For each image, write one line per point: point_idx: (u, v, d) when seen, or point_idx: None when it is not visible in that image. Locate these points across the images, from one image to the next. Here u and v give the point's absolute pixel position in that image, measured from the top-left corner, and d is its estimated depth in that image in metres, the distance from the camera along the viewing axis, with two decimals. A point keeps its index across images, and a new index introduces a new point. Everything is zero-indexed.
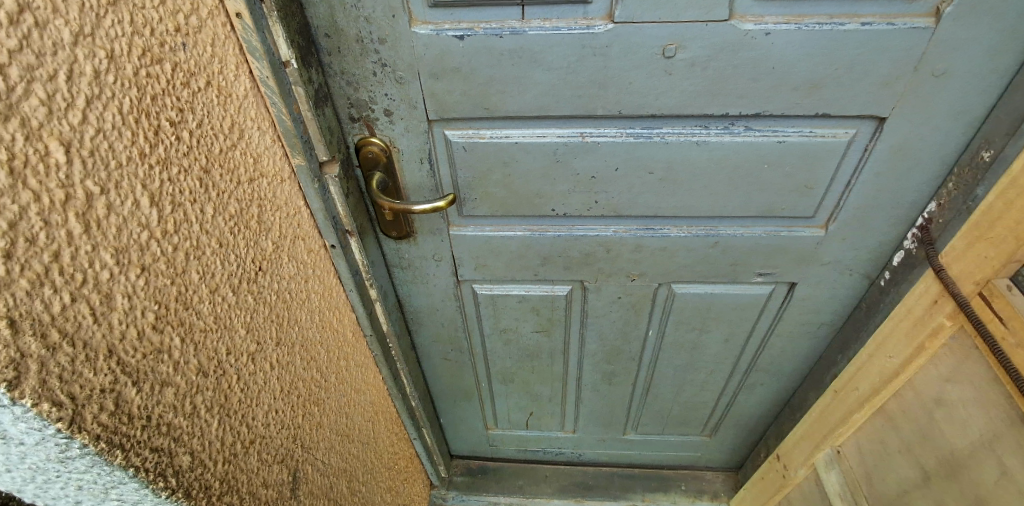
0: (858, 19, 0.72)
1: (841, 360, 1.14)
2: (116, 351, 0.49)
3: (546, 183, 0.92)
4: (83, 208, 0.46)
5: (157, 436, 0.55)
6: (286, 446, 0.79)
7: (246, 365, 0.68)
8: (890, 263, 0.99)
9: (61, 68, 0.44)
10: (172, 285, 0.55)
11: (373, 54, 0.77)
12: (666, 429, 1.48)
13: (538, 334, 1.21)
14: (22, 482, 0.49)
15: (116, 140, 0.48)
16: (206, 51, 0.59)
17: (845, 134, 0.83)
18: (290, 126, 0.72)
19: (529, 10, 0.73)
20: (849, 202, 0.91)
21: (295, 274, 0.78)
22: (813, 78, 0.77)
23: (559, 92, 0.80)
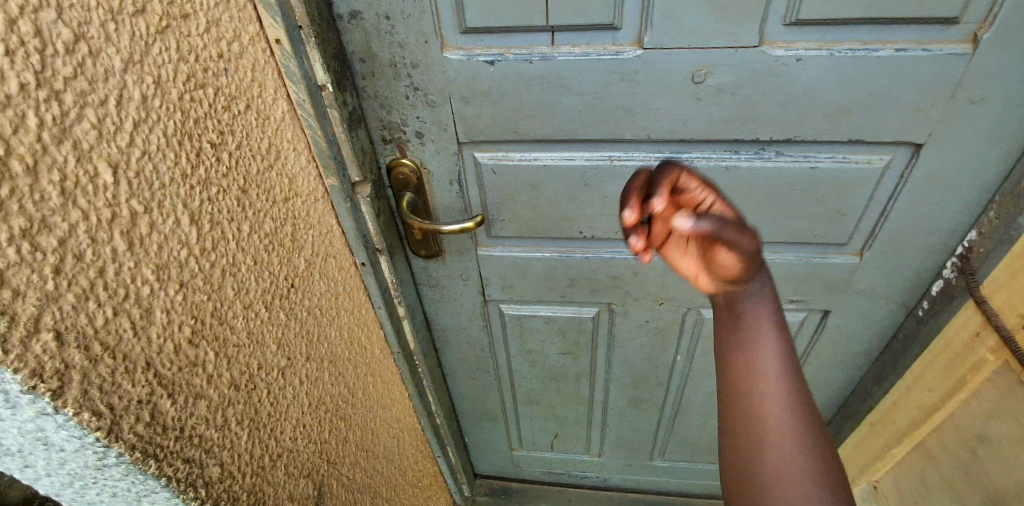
0: (891, 45, 0.71)
1: (877, 392, 1.10)
2: (153, 363, 0.51)
3: (573, 206, 0.92)
4: (127, 226, 0.48)
5: (189, 448, 0.56)
6: (313, 462, 0.80)
7: (277, 380, 0.70)
8: (928, 293, 0.95)
9: (112, 94, 0.46)
10: (208, 300, 0.57)
11: (406, 79, 0.79)
12: (694, 457, 1.45)
13: (564, 356, 1.21)
14: (60, 487, 0.51)
15: (160, 162, 0.51)
16: (247, 75, 0.62)
17: (879, 161, 0.82)
18: (324, 147, 0.75)
19: (558, 37, 0.75)
20: (884, 230, 0.89)
21: (325, 291, 0.80)
22: (844, 104, 0.77)
23: (587, 116, 0.81)
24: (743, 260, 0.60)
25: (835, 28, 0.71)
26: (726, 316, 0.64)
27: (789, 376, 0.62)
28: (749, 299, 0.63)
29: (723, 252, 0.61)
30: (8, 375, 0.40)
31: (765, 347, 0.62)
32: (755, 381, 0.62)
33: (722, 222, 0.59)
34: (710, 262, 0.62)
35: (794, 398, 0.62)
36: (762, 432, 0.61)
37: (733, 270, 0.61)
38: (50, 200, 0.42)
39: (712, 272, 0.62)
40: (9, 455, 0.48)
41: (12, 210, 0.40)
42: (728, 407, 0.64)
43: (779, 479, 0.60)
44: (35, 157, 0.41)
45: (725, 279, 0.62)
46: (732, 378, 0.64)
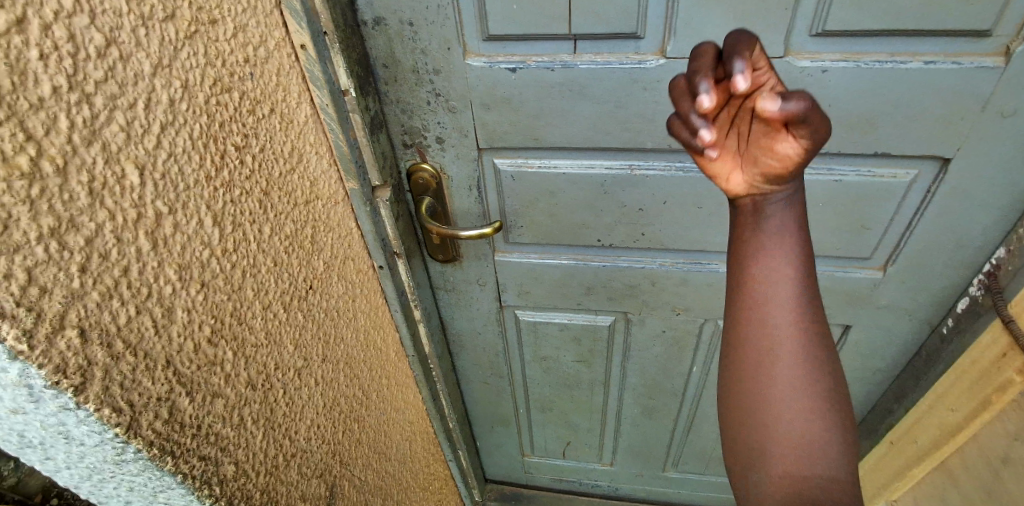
0: (920, 58, 0.70)
1: (898, 409, 1.08)
2: (173, 361, 0.52)
3: (592, 214, 0.92)
4: (152, 226, 0.49)
5: (206, 445, 0.57)
6: (325, 462, 0.80)
7: (293, 380, 0.70)
8: (953, 309, 0.94)
9: (141, 97, 0.47)
10: (228, 300, 0.58)
11: (428, 85, 0.80)
12: (708, 469, 1.44)
13: (578, 364, 1.21)
14: (79, 479, 0.52)
15: (185, 164, 0.51)
16: (272, 80, 0.63)
17: (905, 175, 0.80)
18: (345, 151, 0.76)
19: (580, 45, 0.75)
20: (909, 245, 0.88)
21: (343, 293, 0.81)
22: (870, 117, 0.75)
23: (608, 125, 0.81)
24: (801, 154, 0.53)
25: (861, 39, 0.70)
26: (749, 216, 0.61)
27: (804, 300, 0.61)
28: (777, 204, 0.59)
29: (780, 146, 0.54)
30: (32, 370, 0.41)
31: (783, 266, 0.60)
32: (770, 301, 0.61)
33: (801, 107, 0.48)
34: (761, 154, 0.56)
35: (807, 325, 0.61)
36: (776, 356, 0.61)
37: (782, 169, 0.55)
38: (78, 200, 0.43)
39: (758, 162, 0.57)
40: (32, 448, 0.48)
41: (42, 210, 0.40)
42: (739, 327, 0.63)
43: (787, 399, 0.60)
44: (65, 159, 0.41)
45: (768, 174, 0.57)
46: (748, 298, 0.62)
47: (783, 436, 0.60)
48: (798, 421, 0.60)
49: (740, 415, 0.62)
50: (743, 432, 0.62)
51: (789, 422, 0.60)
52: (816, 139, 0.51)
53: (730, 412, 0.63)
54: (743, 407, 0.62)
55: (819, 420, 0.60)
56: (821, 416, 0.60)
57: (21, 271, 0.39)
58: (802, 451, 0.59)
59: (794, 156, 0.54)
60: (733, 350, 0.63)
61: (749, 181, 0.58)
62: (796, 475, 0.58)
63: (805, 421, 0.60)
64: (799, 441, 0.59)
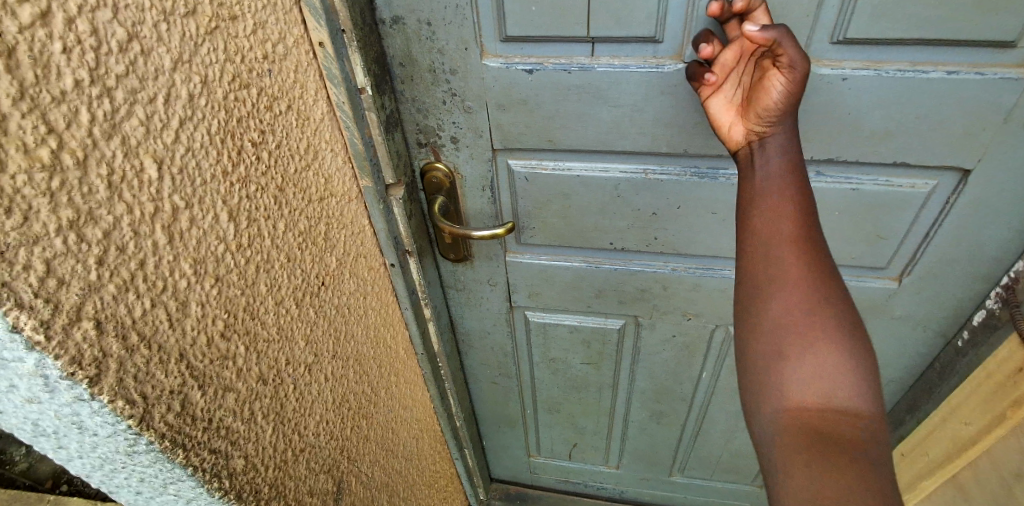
0: (942, 68, 0.69)
1: (910, 421, 1.07)
2: (186, 355, 0.52)
3: (605, 217, 0.92)
4: (169, 220, 0.49)
5: (216, 439, 0.57)
6: (333, 458, 0.81)
7: (303, 376, 0.71)
8: (969, 322, 0.92)
9: (161, 92, 0.47)
10: (241, 295, 0.58)
11: (444, 84, 0.80)
12: (714, 475, 1.43)
13: (587, 366, 1.20)
14: (91, 469, 0.52)
15: (202, 159, 0.52)
16: (290, 77, 0.63)
17: (924, 186, 0.79)
18: (360, 149, 0.76)
19: (598, 48, 0.74)
20: (926, 256, 0.87)
21: (354, 290, 0.81)
22: (889, 126, 0.75)
23: (623, 128, 0.80)
24: (785, 87, 0.62)
25: (883, 48, 0.69)
26: (747, 162, 0.68)
27: (808, 242, 0.63)
28: (774, 144, 0.66)
29: (768, 82, 0.64)
30: (49, 361, 0.41)
31: (784, 208, 0.64)
32: (774, 243, 0.64)
33: (774, 32, 0.60)
34: (754, 95, 0.65)
35: (813, 266, 0.62)
36: (783, 293, 0.62)
37: (769, 103, 0.64)
38: (97, 193, 0.43)
39: (751, 105, 0.66)
40: (45, 437, 0.49)
41: (62, 202, 0.41)
42: (749, 269, 0.65)
43: (796, 334, 0.60)
44: (85, 152, 0.42)
45: (758, 112, 0.65)
46: (753, 242, 0.65)
47: (795, 374, 0.60)
48: (810, 356, 0.60)
49: (751, 356, 0.63)
50: (757, 374, 0.62)
51: (800, 358, 0.60)
52: (793, 66, 0.60)
53: (744, 355, 0.64)
54: (753, 346, 0.63)
55: (832, 355, 0.59)
56: (833, 351, 0.59)
57: (40, 262, 0.40)
58: (813, 386, 0.59)
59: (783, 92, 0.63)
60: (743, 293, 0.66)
61: (748, 128, 0.67)
62: (808, 409, 0.58)
63: (816, 356, 0.59)
64: (812, 376, 0.59)
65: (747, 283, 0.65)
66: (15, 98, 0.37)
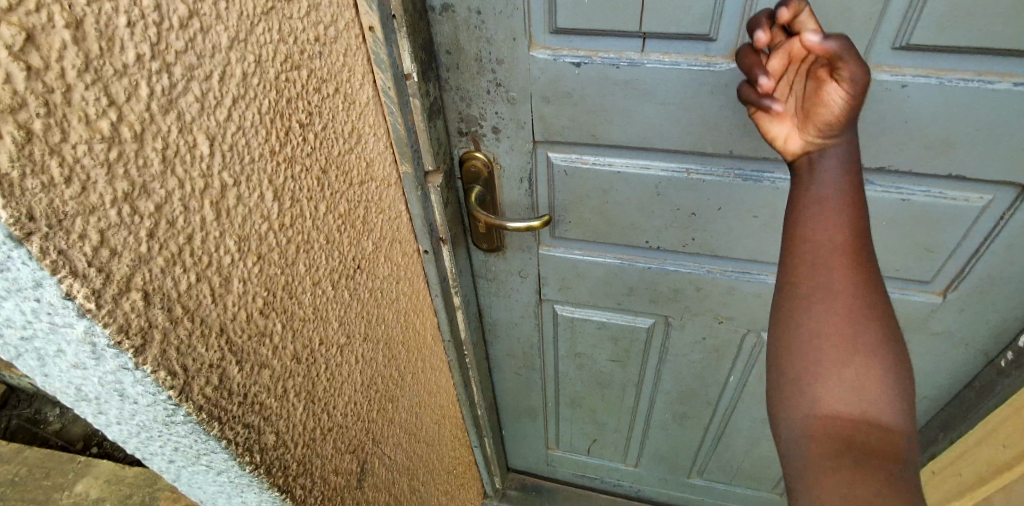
0: (1010, 79, 0.66)
1: (943, 441, 1.04)
2: (226, 330, 0.53)
3: (642, 215, 0.90)
4: (217, 197, 0.50)
5: (250, 413, 0.58)
6: (359, 438, 0.81)
7: (335, 356, 0.72)
8: (1014, 344, 0.89)
9: (216, 69, 0.48)
10: (281, 274, 0.59)
11: (489, 73, 0.79)
12: (734, 480, 1.41)
13: (613, 364, 1.20)
14: (128, 435, 0.54)
15: (252, 137, 0.52)
16: (339, 59, 0.63)
17: (979, 200, 0.77)
18: (402, 134, 0.76)
19: (649, 44, 0.73)
20: (975, 272, 0.84)
21: (388, 275, 0.82)
22: (947, 136, 0.72)
23: (668, 126, 0.79)
24: (845, 100, 0.60)
25: (948, 56, 0.66)
26: (805, 174, 0.65)
27: (858, 258, 0.62)
28: (830, 158, 0.63)
29: (825, 94, 0.61)
30: (98, 328, 0.42)
31: (838, 223, 0.62)
32: (823, 258, 0.62)
33: (838, 45, 0.57)
34: (811, 107, 0.63)
35: (860, 283, 0.61)
36: (825, 308, 0.61)
37: (829, 116, 0.61)
38: (152, 166, 0.43)
39: (808, 116, 0.63)
40: (86, 401, 0.50)
41: (118, 175, 0.41)
42: (790, 281, 0.64)
43: (835, 349, 0.60)
44: (142, 125, 0.42)
45: (817, 125, 0.63)
46: (800, 254, 0.64)
47: (830, 386, 0.59)
48: (846, 370, 0.59)
49: (786, 368, 0.63)
50: (790, 382, 0.62)
51: (837, 369, 0.59)
52: (855, 82, 0.58)
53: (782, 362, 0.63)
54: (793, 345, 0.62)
55: (870, 371, 0.58)
56: (871, 369, 0.58)
57: (95, 231, 0.40)
58: (846, 399, 0.58)
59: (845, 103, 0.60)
60: (783, 304, 0.65)
61: (805, 138, 0.65)
62: (840, 422, 0.58)
63: (855, 371, 0.59)
64: (848, 389, 0.58)
65: (788, 293, 0.64)
66: (80, 69, 0.38)
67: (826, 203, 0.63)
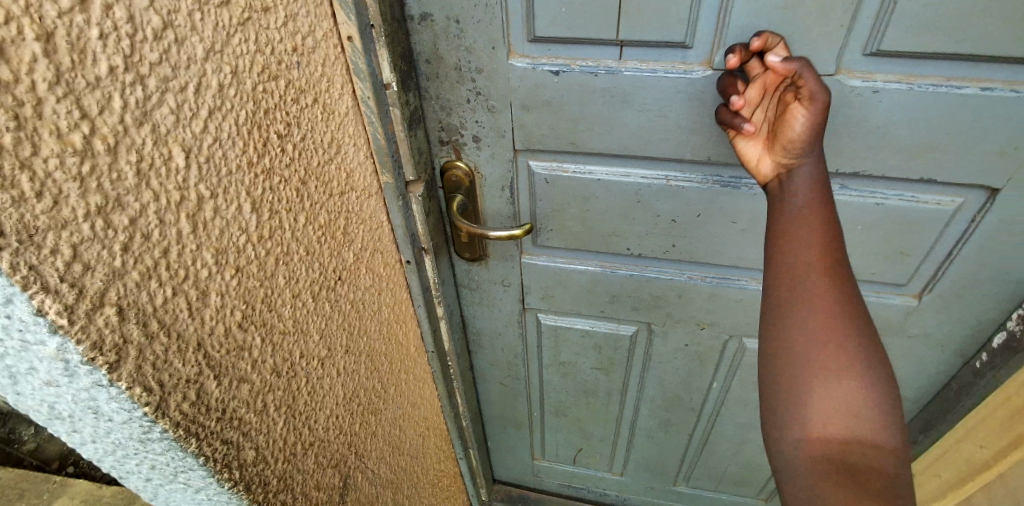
0: (977, 84, 0.68)
1: (923, 441, 1.05)
2: (204, 344, 0.52)
3: (623, 222, 0.91)
4: (194, 210, 0.49)
5: (228, 429, 0.56)
6: (342, 452, 0.80)
7: (316, 370, 0.70)
8: (988, 344, 0.91)
9: (192, 81, 0.47)
10: (260, 287, 0.58)
11: (469, 82, 0.80)
12: (719, 486, 1.41)
13: (597, 372, 1.20)
14: (103, 454, 0.52)
15: (229, 149, 0.52)
16: (318, 70, 0.63)
17: (951, 203, 0.78)
18: (382, 144, 0.76)
19: (627, 52, 0.74)
20: (949, 274, 0.85)
21: (369, 286, 0.81)
22: (919, 141, 0.74)
23: (648, 134, 0.80)
24: (807, 118, 0.64)
25: (918, 62, 0.68)
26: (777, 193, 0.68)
27: (837, 270, 0.63)
28: (800, 175, 0.66)
29: (790, 115, 0.66)
30: (71, 345, 0.41)
31: (816, 238, 0.63)
32: (804, 272, 0.63)
33: (795, 65, 0.64)
34: (778, 128, 0.67)
35: (841, 293, 0.62)
36: (810, 323, 0.62)
37: (793, 134, 0.65)
38: (126, 179, 0.43)
39: (776, 137, 0.67)
40: (59, 420, 0.49)
41: (91, 188, 0.40)
42: (774, 298, 0.65)
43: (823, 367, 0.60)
44: (116, 138, 0.41)
45: (782, 144, 0.67)
46: (782, 269, 0.64)
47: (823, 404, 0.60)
48: (837, 382, 0.60)
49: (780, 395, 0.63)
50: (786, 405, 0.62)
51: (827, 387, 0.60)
52: (814, 97, 0.63)
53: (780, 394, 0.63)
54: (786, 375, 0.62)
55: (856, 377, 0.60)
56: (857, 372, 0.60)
57: (67, 246, 0.39)
58: (839, 412, 0.59)
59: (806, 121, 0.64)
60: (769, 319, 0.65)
61: (775, 160, 0.69)
62: (835, 436, 0.58)
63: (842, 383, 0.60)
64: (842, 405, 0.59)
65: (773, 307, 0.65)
66: (51, 82, 0.37)
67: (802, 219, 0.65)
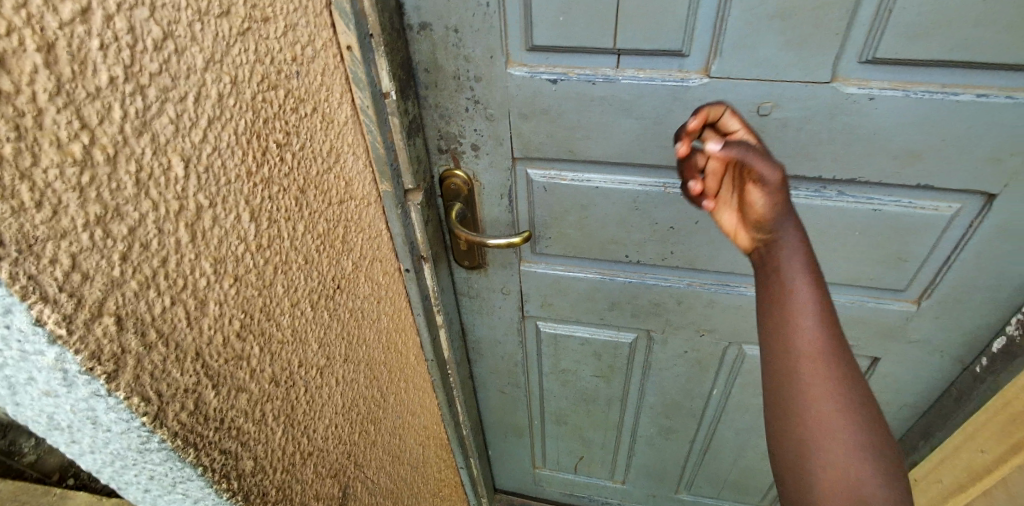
0: (972, 90, 0.69)
1: (924, 447, 1.05)
2: (202, 354, 0.52)
3: (622, 230, 0.91)
4: (192, 219, 0.49)
5: (226, 439, 0.56)
6: (341, 462, 0.80)
7: (315, 378, 0.70)
8: (988, 349, 0.91)
9: (192, 91, 0.47)
10: (258, 296, 0.58)
11: (467, 91, 0.80)
12: (721, 494, 1.41)
13: (597, 379, 1.20)
14: (101, 464, 0.52)
15: (228, 158, 0.52)
16: (317, 79, 0.63)
17: (948, 209, 0.78)
18: (381, 153, 0.76)
19: (624, 60, 0.74)
20: (947, 280, 0.85)
21: (368, 294, 0.81)
22: (916, 148, 0.74)
23: (645, 141, 0.80)
24: (770, 198, 0.64)
25: (914, 69, 0.69)
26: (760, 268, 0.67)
27: (831, 352, 0.62)
28: (787, 253, 0.65)
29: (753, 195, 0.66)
30: (69, 355, 0.41)
31: (809, 320, 0.63)
32: (799, 359, 0.62)
33: (740, 150, 0.64)
34: (746, 208, 0.67)
35: (836, 378, 0.62)
36: (811, 403, 0.61)
37: (762, 215, 0.65)
38: (125, 189, 0.43)
39: (746, 217, 0.67)
40: (58, 430, 0.49)
41: (91, 198, 0.41)
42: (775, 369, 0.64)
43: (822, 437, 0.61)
44: (116, 149, 0.42)
45: (754, 224, 0.66)
46: (777, 355, 0.64)
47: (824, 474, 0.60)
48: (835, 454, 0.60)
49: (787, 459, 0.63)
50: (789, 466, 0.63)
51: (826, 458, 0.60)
52: (770, 179, 0.63)
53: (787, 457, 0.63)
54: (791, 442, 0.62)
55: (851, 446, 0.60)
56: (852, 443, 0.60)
57: (66, 256, 0.39)
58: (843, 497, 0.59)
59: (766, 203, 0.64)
60: (770, 403, 0.65)
61: (750, 237, 0.68)
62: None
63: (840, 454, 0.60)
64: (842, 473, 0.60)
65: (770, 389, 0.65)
66: (51, 92, 0.37)
67: (794, 303, 0.63)
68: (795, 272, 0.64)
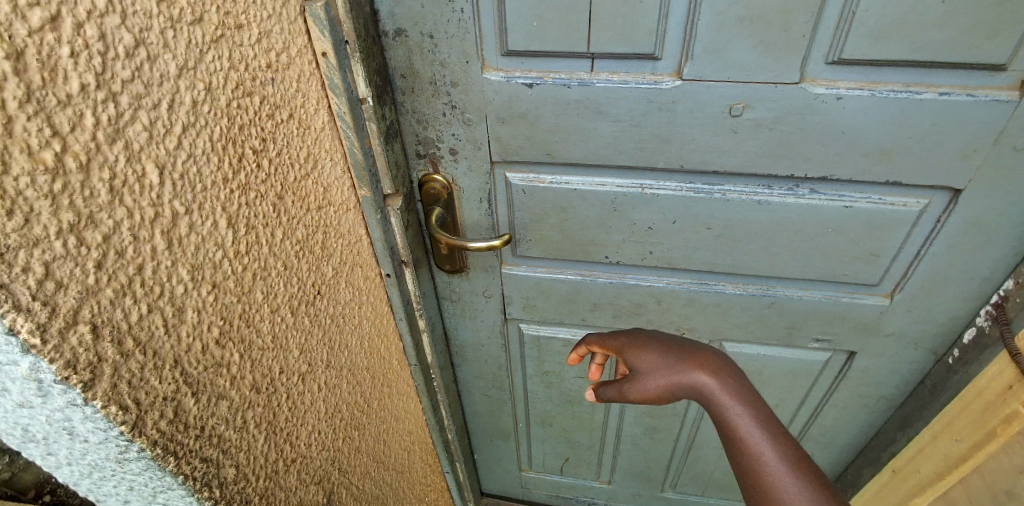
0: (935, 89, 0.71)
1: (901, 439, 1.07)
2: (181, 361, 0.52)
3: (602, 231, 0.92)
4: (168, 225, 0.49)
5: (208, 447, 0.56)
6: (325, 468, 0.80)
7: (297, 385, 0.70)
8: (959, 340, 0.93)
9: (165, 98, 0.47)
10: (237, 302, 0.58)
11: (445, 96, 0.81)
12: (706, 491, 1.42)
13: (581, 380, 1.20)
14: (79, 476, 0.52)
15: (204, 165, 0.52)
16: (292, 85, 0.63)
17: (917, 204, 0.81)
18: (360, 158, 0.76)
19: (598, 63, 0.75)
20: (918, 274, 0.88)
21: (349, 300, 0.81)
22: (884, 145, 0.76)
23: (622, 143, 0.81)
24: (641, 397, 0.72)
25: (878, 69, 0.71)
26: None
27: (795, 461, 0.61)
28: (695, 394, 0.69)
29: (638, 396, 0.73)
30: (43, 364, 0.41)
31: (763, 444, 0.63)
32: (771, 481, 0.61)
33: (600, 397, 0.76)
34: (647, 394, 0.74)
35: (812, 483, 0.60)
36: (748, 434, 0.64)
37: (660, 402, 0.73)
38: (98, 197, 0.43)
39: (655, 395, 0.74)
40: (34, 442, 0.48)
41: (63, 205, 0.40)
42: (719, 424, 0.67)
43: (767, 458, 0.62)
44: (88, 156, 0.42)
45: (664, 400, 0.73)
46: (751, 485, 0.62)
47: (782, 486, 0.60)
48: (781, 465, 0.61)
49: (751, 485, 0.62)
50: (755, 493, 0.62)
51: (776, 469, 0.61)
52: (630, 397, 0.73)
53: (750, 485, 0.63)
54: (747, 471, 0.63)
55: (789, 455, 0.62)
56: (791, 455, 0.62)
57: (39, 264, 0.39)
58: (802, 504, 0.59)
59: (653, 393, 0.71)
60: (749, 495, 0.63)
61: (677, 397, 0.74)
62: None
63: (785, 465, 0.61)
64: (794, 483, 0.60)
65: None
66: (21, 100, 0.37)
67: (744, 438, 0.64)
68: (733, 410, 0.65)
